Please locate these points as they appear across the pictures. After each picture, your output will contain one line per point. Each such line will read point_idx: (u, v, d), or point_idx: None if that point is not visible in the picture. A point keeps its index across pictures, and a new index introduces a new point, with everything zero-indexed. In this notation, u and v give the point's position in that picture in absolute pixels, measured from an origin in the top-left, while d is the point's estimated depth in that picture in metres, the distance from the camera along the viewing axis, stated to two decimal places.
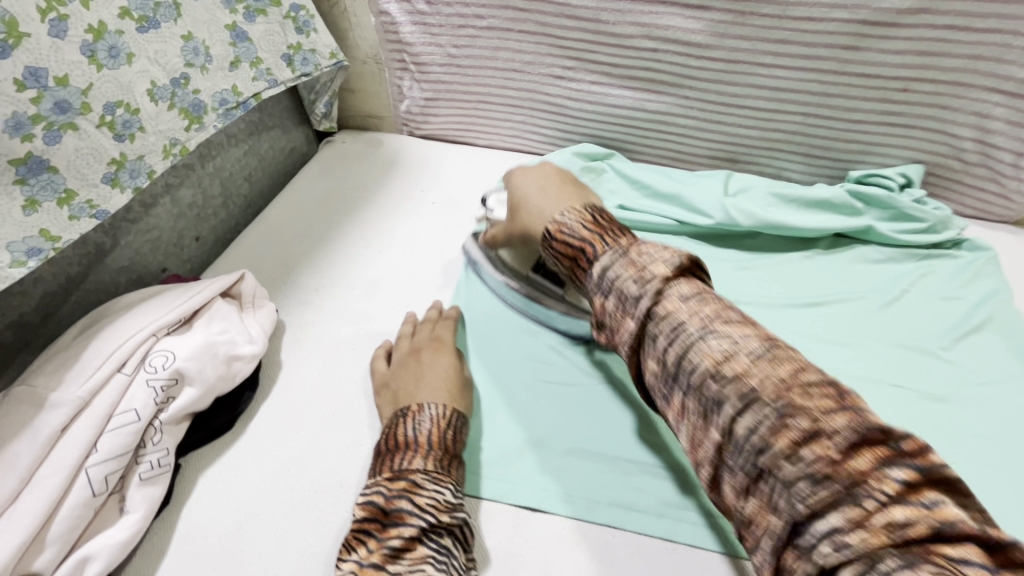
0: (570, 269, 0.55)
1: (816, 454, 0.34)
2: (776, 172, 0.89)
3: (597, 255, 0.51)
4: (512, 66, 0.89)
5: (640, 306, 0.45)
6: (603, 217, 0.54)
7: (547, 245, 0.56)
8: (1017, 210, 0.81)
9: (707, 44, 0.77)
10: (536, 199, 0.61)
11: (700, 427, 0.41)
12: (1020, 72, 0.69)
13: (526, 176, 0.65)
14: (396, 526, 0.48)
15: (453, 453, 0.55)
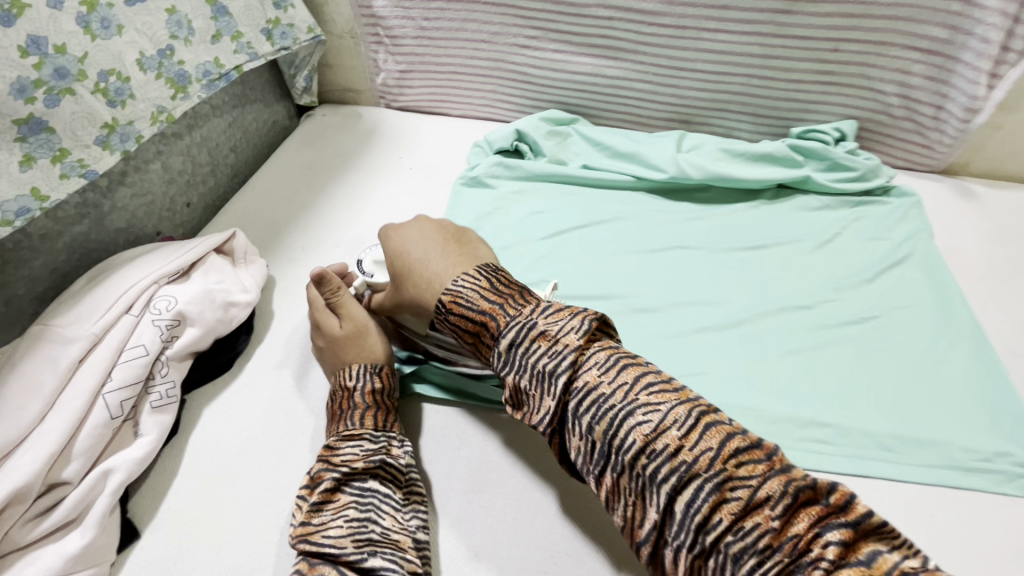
0: (474, 344, 0.56)
1: (758, 526, 0.39)
2: (726, 132, 0.97)
3: (501, 329, 0.52)
4: (480, 36, 0.95)
5: (557, 386, 0.47)
6: (500, 285, 0.56)
7: (444, 318, 0.57)
8: (941, 159, 0.90)
9: (656, 11, 0.84)
10: (422, 262, 0.62)
11: (638, 504, 0.44)
12: (933, 31, 0.77)
13: (412, 240, 0.65)
14: (317, 484, 0.54)
15: (388, 407, 0.62)
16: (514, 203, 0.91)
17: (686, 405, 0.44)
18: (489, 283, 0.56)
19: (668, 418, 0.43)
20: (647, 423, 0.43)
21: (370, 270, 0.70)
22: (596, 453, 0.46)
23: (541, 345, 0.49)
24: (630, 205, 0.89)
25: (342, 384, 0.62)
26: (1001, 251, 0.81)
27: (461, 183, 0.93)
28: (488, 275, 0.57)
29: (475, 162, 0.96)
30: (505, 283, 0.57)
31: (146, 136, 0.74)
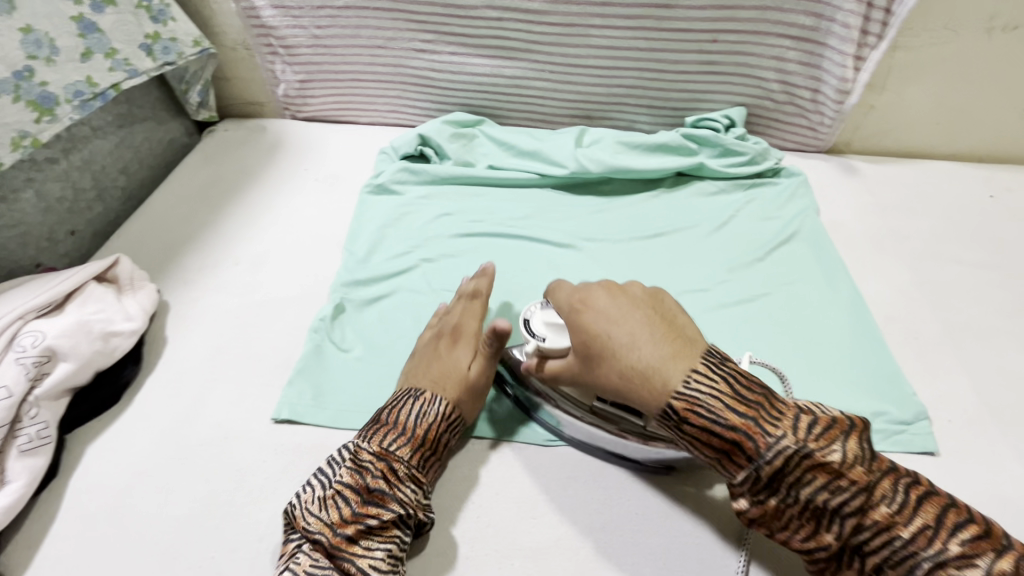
0: (711, 459, 0.48)
1: (876, 518, 0.43)
2: (628, 124, 0.99)
3: (760, 451, 0.45)
4: (375, 42, 0.94)
5: (794, 497, 0.44)
6: (742, 387, 0.48)
7: (671, 426, 0.48)
8: (825, 140, 0.95)
9: (543, 10, 0.85)
10: (629, 345, 0.51)
11: (809, 528, 0.45)
12: (798, 19, 0.81)
13: (595, 311, 0.55)
14: (376, 506, 0.52)
15: (436, 455, 0.58)
16: (422, 207, 0.90)
17: (886, 474, 0.44)
18: (727, 386, 0.48)
19: (813, 446, 0.44)
20: (819, 473, 0.44)
21: (540, 334, 0.61)
22: (760, 483, 0.45)
23: (715, 405, 0.47)
24: (536, 202, 0.90)
25: (426, 407, 0.58)
26: (881, 222, 0.86)
27: (367, 191, 0.92)
28: (717, 372, 0.48)
29: (381, 169, 0.95)
30: (744, 382, 0.48)
31: (7, 162, 0.70)
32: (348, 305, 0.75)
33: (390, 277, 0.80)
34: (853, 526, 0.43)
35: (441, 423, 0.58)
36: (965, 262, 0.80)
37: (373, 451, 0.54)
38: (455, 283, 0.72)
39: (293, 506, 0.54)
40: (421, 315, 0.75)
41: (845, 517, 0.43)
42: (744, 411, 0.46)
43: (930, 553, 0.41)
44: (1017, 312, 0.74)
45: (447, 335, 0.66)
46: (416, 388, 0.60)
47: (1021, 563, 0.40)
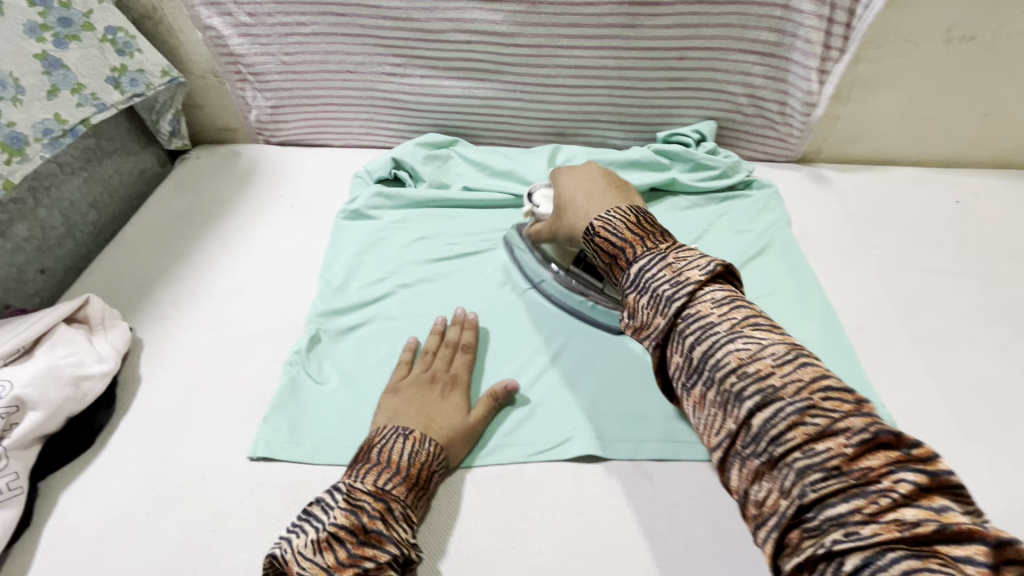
0: (612, 292, 0.57)
1: (830, 449, 0.38)
2: (601, 140, 1.00)
3: (636, 257, 0.54)
4: (345, 67, 0.94)
5: (673, 307, 0.49)
6: (646, 220, 0.58)
7: (589, 239, 0.60)
8: (795, 150, 0.96)
9: (510, 32, 0.85)
10: (585, 195, 0.65)
11: (719, 416, 0.45)
12: (762, 36, 0.82)
13: (569, 175, 0.69)
14: (372, 547, 0.50)
15: (424, 494, 0.58)
16: (398, 232, 0.90)
17: (787, 344, 0.44)
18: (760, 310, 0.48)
19: (784, 357, 0.43)
20: (783, 385, 0.42)
21: (540, 203, 0.80)
22: (689, 369, 0.48)
23: (703, 311, 0.48)
24: (511, 223, 0.91)
25: (421, 447, 0.58)
26: (851, 231, 0.87)
27: (342, 217, 0.92)
28: (636, 210, 0.59)
29: (355, 193, 0.95)
30: (655, 223, 0.58)
31: None
32: (324, 336, 0.75)
33: (366, 304, 0.80)
34: (797, 450, 0.39)
35: (434, 464, 0.59)
36: (933, 269, 0.81)
37: (368, 491, 0.54)
38: (445, 324, 0.74)
39: (281, 552, 0.51)
40: (397, 343, 0.75)
41: (748, 398, 0.43)
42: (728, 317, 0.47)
43: (820, 421, 0.40)
44: (983, 316, 0.75)
45: (440, 378, 0.67)
46: (406, 427, 0.60)
47: (929, 477, 0.37)
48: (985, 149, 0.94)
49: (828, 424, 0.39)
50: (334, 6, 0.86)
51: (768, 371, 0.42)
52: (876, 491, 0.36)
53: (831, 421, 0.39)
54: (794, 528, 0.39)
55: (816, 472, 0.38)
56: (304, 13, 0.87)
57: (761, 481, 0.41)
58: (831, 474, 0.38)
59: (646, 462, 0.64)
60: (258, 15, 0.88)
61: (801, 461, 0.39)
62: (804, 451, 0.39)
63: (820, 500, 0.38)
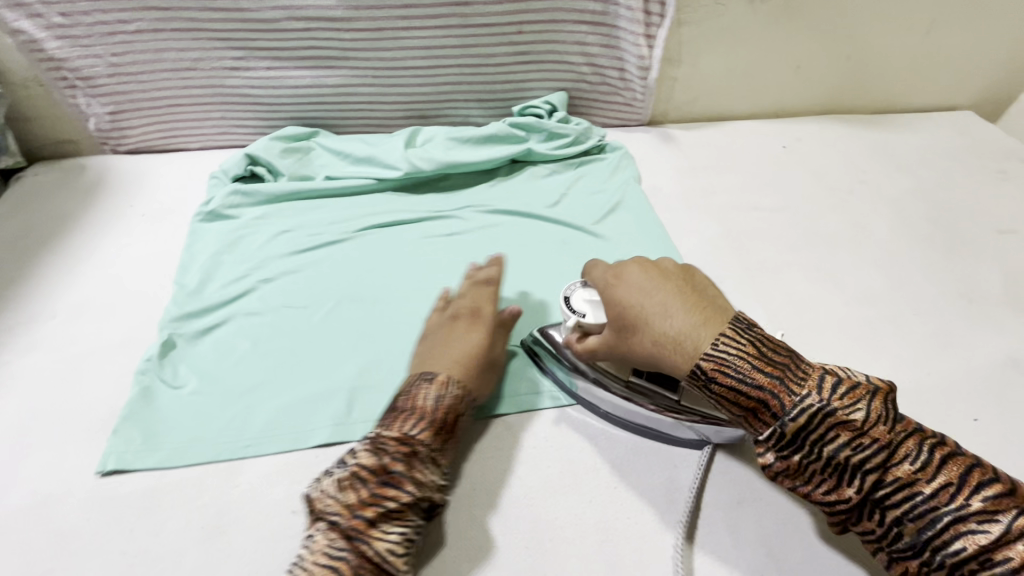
0: (738, 417, 0.50)
1: (937, 496, 0.43)
2: (463, 120, 1.02)
3: (787, 412, 0.47)
4: (183, 65, 0.90)
5: (809, 436, 0.46)
6: (760, 344, 0.51)
7: (700, 386, 0.51)
8: (642, 113, 1.02)
9: (347, 17, 0.85)
10: (661, 312, 0.55)
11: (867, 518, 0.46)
12: (588, 6, 0.87)
13: (625, 284, 0.59)
14: (393, 489, 0.51)
15: (455, 429, 0.58)
16: (259, 228, 0.88)
17: (881, 403, 0.47)
18: (753, 348, 0.50)
19: (917, 466, 0.44)
20: (922, 491, 0.43)
21: (583, 310, 0.63)
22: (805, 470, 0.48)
23: (842, 435, 0.46)
24: (377, 207, 0.91)
25: (444, 393, 0.58)
26: (692, 181, 0.95)
27: (198, 219, 0.88)
28: (746, 334, 0.51)
29: (211, 195, 0.91)
30: (769, 344, 0.51)
31: None
32: (179, 341, 0.73)
33: (225, 304, 0.77)
34: (949, 548, 0.42)
35: (461, 407, 0.59)
36: (762, 208, 0.90)
37: (392, 437, 0.54)
38: (472, 270, 0.76)
39: (313, 489, 0.54)
40: (259, 337, 0.74)
41: (868, 473, 0.45)
42: (856, 426, 0.45)
43: (948, 500, 0.42)
44: (804, 243, 0.85)
45: (462, 316, 0.69)
46: (432, 372, 0.61)
47: (1004, 486, 0.42)
48: (804, 97, 1.05)
49: (965, 511, 0.42)
50: (156, 0, 0.82)
51: (856, 433, 0.45)
52: (1019, 572, 0.39)
53: (964, 507, 0.42)
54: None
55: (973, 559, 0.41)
56: (124, 9, 0.83)
57: (915, 574, 0.44)
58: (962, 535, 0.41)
59: None
60: (72, 14, 0.83)
61: (960, 561, 0.41)
62: (956, 551, 0.41)
63: (956, 556, 0.41)
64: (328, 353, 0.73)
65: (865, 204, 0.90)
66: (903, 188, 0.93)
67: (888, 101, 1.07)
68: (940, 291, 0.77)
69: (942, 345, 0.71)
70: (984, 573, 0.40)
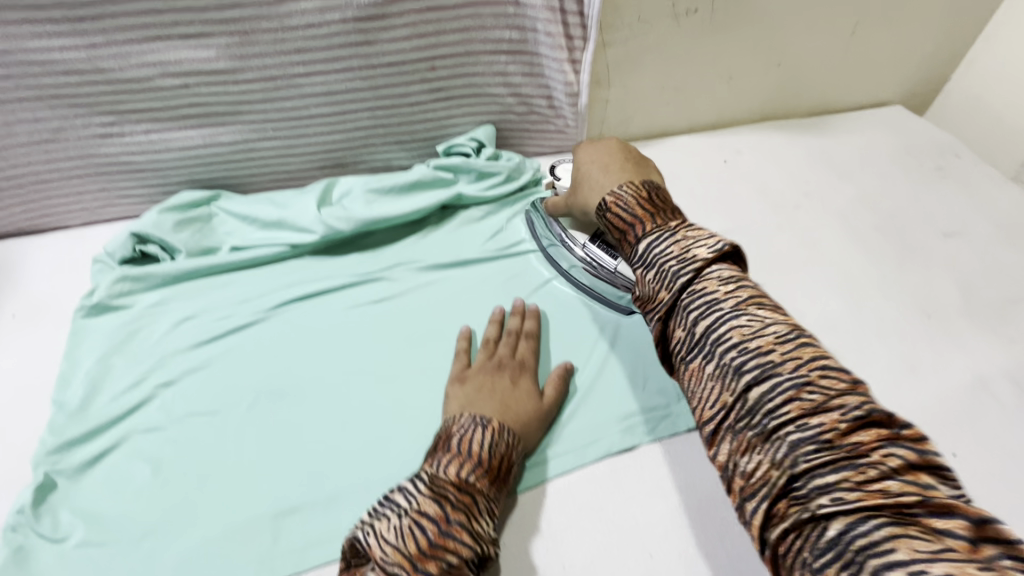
0: (616, 239, 0.59)
1: (823, 422, 0.39)
2: (384, 163, 0.93)
3: (639, 238, 0.55)
4: (41, 136, 0.77)
5: (677, 280, 0.49)
6: (659, 198, 0.58)
7: (603, 216, 0.61)
8: (576, 139, 0.96)
9: (233, 68, 0.75)
10: (602, 172, 0.65)
11: (717, 388, 0.44)
12: (505, 35, 0.79)
13: (590, 147, 0.69)
14: (454, 541, 0.48)
15: (504, 482, 0.56)
16: (157, 318, 0.76)
17: (790, 325, 0.45)
18: (654, 204, 0.58)
19: (797, 356, 0.42)
20: (787, 370, 0.41)
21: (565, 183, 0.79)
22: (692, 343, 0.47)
23: (762, 347, 0.43)
24: (294, 277, 0.81)
25: (503, 442, 0.57)
26: None
27: (80, 315, 0.75)
28: (651, 190, 0.59)
29: (96, 283, 0.78)
30: (665, 203, 0.58)
31: None
32: (59, 480, 0.60)
33: (118, 421, 0.66)
34: (792, 426, 0.39)
35: (513, 454, 0.58)
36: (711, 232, 0.85)
37: (450, 482, 0.51)
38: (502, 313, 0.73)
39: (366, 535, 0.48)
40: (159, 459, 0.63)
41: (734, 338, 0.44)
42: (737, 303, 0.46)
43: (815, 397, 0.40)
44: (760, 269, 0.80)
45: (507, 365, 0.67)
46: (483, 416, 0.58)
47: (914, 453, 0.37)
48: (740, 107, 1.01)
49: (824, 400, 0.40)
50: None
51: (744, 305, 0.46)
52: (864, 461, 0.37)
53: (826, 397, 0.40)
54: (782, 498, 0.38)
55: (808, 444, 0.38)
56: None
57: (752, 451, 0.41)
58: (822, 442, 0.38)
59: None
60: None
61: (795, 437, 0.39)
62: (799, 425, 0.39)
63: (805, 459, 0.38)
64: (246, 466, 0.62)
65: (812, 218, 0.87)
66: (848, 195, 0.90)
67: (822, 102, 1.05)
68: (898, 310, 0.75)
69: (910, 374, 0.68)
70: (821, 489, 0.37)
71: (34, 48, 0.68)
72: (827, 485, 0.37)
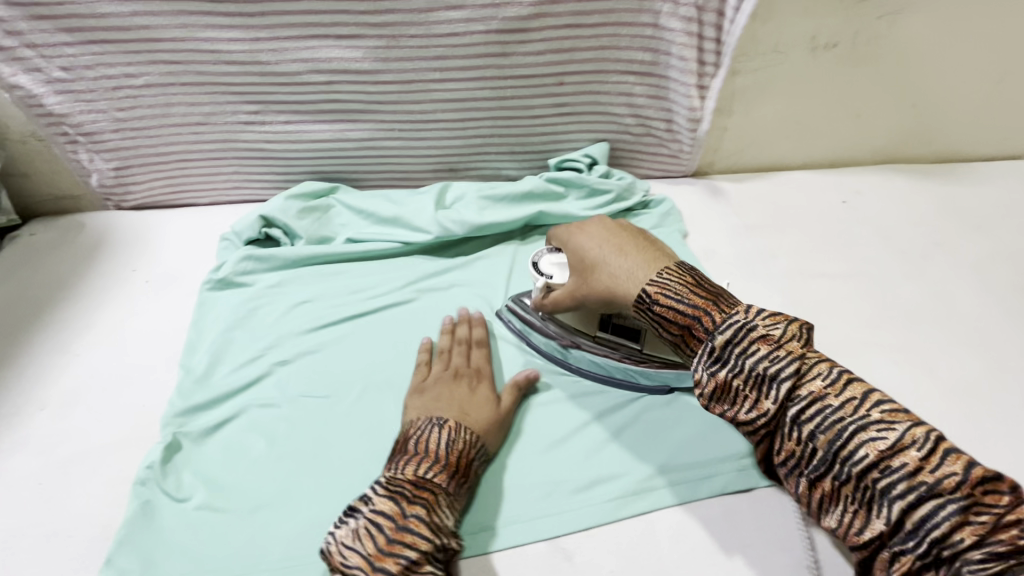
0: (672, 341, 0.56)
1: (856, 412, 0.45)
2: (495, 172, 0.94)
3: (716, 327, 0.52)
4: (193, 119, 0.83)
5: (698, 316, 0.53)
6: (703, 282, 0.57)
7: (643, 309, 0.57)
8: (688, 165, 0.95)
9: (375, 69, 0.78)
10: (618, 254, 0.62)
11: (753, 398, 0.49)
12: (638, 55, 0.79)
13: (585, 234, 0.67)
14: (410, 535, 0.48)
15: (467, 476, 0.57)
16: (276, 298, 0.80)
17: (798, 325, 0.51)
18: (693, 280, 0.57)
19: (818, 384, 0.47)
20: (809, 377, 0.48)
21: (552, 272, 0.68)
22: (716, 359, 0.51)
23: (762, 349, 0.49)
24: (405, 273, 0.83)
25: (459, 441, 0.57)
26: (748, 244, 0.87)
27: (207, 288, 0.80)
28: (686, 271, 0.58)
29: (222, 260, 0.83)
30: (704, 282, 0.57)
31: None
32: (184, 442, 0.64)
33: (237, 393, 0.69)
34: (843, 417, 0.45)
35: (471, 452, 0.58)
36: (829, 274, 0.82)
37: (407, 480, 0.53)
38: (452, 323, 0.73)
39: (328, 541, 0.50)
40: (275, 434, 0.65)
41: (754, 343, 0.50)
42: (789, 352, 0.49)
43: (852, 388, 0.47)
44: (882, 319, 0.76)
45: (464, 374, 0.66)
46: (440, 417, 0.59)
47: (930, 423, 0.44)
48: (864, 147, 0.97)
49: (850, 390, 0.46)
50: (165, 53, 0.75)
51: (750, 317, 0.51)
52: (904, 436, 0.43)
53: (857, 386, 0.47)
54: (854, 487, 0.44)
55: (857, 430, 0.45)
56: (130, 63, 0.76)
57: (812, 452, 0.47)
58: (874, 431, 0.44)
59: (566, 537, 0.57)
60: (75, 68, 0.75)
61: (851, 429, 0.45)
62: (850, 418, 0.45)
63: (863, 464, 0.44)
64: (354, 454, 0.64)
65: (942, 272, 0.82)
66: (985, 251, 0.84)
67: (956, 150, 0.99)
68: None
69: None
70: (882, 476, 0.43)
71: (205, 38, 0.74)
72: (890, 472, 0.43)
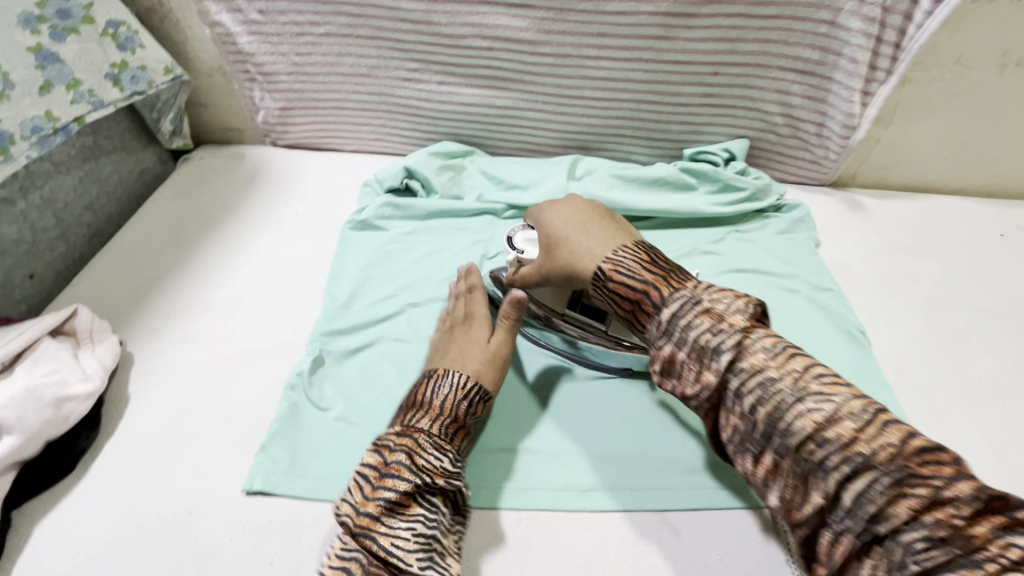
0: (628, 315, 0.58)
1: (863, 454, 0.40)
2: (625, 156, 0.95)
3: (662, 299, 0.55)
4: (359, 70, 0.89)
5: (720, 359, 0.48)
6: (654, 255, 0.60)
7: (603, 287, 0.60)
8: (829, 174, 0.91)
9: (535, 40, 0.81)
10: (581, 233, 0.65)
11: (797, 486, 0.44)
12: (804, 53, 0.77)
13: (555, 211, 0.69)
14: (391, 479, 0.52)
15: (462, 421, 0.58)
16: (410, 245, 0.85)
17: (860, 398, 0.42)
18: (649, 258, 0.59)
19: (814, 387, 0.44)
20: (788, 387, 0.45)
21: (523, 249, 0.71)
22: (751, 431, 0.46)
23: (706, 322, 0.50)
24: None
25: (441, 387, 0.59)
26: (887, 264, 0.83)
27: (349, 227, 0.87)
28: (644, 249, 0.60)
29: (365, 203, 0.90)
30: (659, 258, 0.59)
31: (114, 99, 0.80)
32: (327, 359, 0.70)
33: (373, 324, 0.75)
34: (810, 446, 0.42)
35: (459, 393, 0.59)
36: (976, 308, 0.77)
37: (393, 432, 0.56)
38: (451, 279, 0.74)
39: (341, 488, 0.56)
40: (406, 366, 0.70)
41: (738, 376, 0.47)
42: (734, 325, 0.49)
43: (841, 431, 0.41)
44: None
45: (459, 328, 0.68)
46: (429, 370, 0.62)
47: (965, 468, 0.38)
48: None
49: (872, 434, 0.40)
50: (350, 6, 0.81)
51: (761, 366, 0.46)
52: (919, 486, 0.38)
53: (855, 427, 0.41)
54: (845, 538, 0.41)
55: (845, 481, 0.40)
56: (317, 12, 0.82)
57: (806, 497, 0.43)
58: (885, 483, 0.39)
59: (674, 513, 0.59)
60: (269, 12, 0.84)
61: (828, 462, 0.41)
62: (821, 447, 0.42)
63: (876, 517, 0.39)
64: None
65: None
66: None
67: None
68: None
69: None
70: (905, 531, 0.38)
71: None
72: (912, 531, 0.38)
